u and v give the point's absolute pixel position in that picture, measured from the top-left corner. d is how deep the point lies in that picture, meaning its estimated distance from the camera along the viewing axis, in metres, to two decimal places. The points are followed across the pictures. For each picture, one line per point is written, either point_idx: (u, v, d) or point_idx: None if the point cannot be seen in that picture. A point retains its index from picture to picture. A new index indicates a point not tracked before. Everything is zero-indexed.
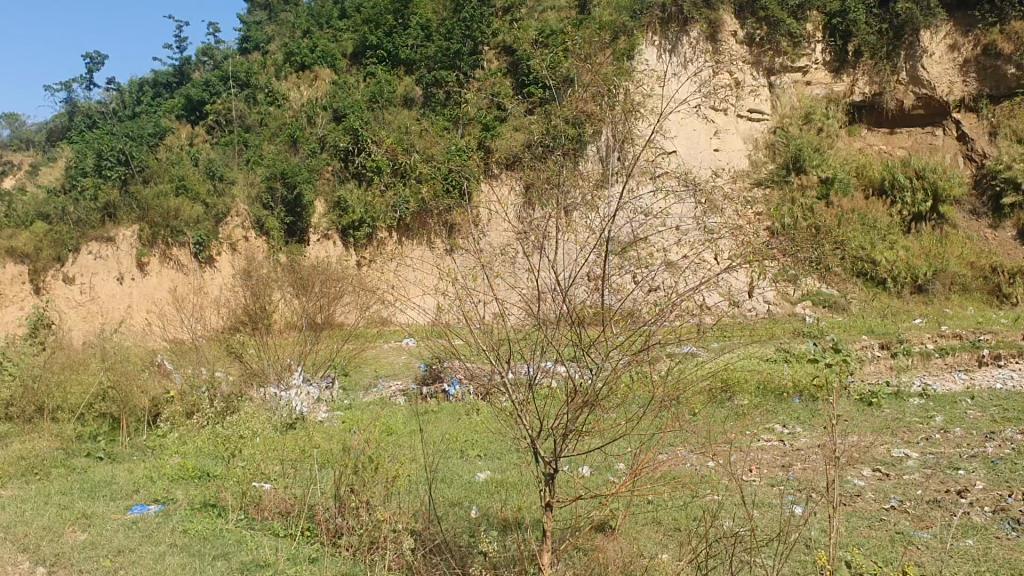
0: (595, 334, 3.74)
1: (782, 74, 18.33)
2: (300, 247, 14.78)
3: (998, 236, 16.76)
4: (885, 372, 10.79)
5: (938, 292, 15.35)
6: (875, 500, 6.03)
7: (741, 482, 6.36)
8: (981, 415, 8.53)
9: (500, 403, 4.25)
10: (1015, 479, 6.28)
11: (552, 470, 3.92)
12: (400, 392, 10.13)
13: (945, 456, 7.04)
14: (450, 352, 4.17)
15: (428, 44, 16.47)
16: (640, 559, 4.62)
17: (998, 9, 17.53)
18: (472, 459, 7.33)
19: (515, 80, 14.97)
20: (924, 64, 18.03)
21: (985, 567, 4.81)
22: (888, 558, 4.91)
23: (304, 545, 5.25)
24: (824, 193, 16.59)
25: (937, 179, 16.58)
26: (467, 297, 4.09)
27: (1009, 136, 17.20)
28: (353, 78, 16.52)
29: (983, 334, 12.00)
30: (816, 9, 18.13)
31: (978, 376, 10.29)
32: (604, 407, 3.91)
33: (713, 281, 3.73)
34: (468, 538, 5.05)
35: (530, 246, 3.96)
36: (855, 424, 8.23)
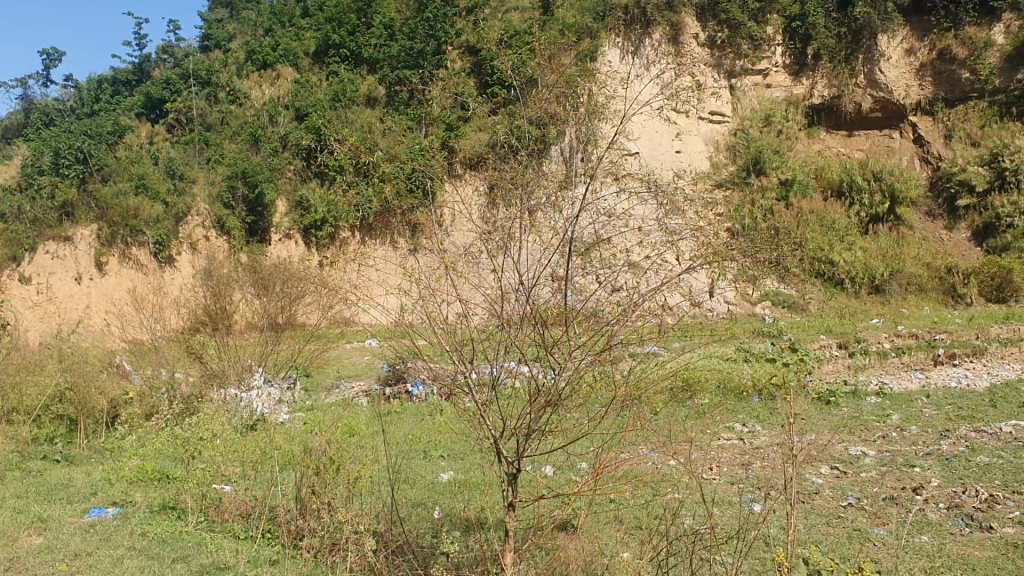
0: (558, 334, 3.75)
1: (743, 77, 18.43)
2: (261, 247, 14.67)
3: (952, 237, 17.13)
4: (843, 371, 10.94)
5: (895, 292, 15.59)
6: (833, 498, 6.11)
7: (700, 481, 6.42)
8: (936, 413, 8.69)
9: (464, 404, 4.25)
10: (969, 476, 6.40)
11: (514, 470, 3.94)
12: (363, 392, 10.09)
13: (902, 454, 7.16)
14: (414, 352, 4.16)
15: (391, 44, 16.37)
16: (601, 557, 4.66)
17: (953, 15, 17.95)
18: (435, 460, 7.33)
19: (479, 80, 14.97)
20: (881, 68, 18.25)
21: (940, 562, 4.90)
22: (845, 554, 4.99)
23: (265, 547, 5.23)
24: (784, 194, 16.76)
25: (894, 181, 16.81)
26: (430, 297, 4.09)
27: (963, 139, 17.65)
28: (315, 77, 16.43)
29: (937, 334, 12.19)
30: (777, 13, 18.32)
31: (934, 376, 10.46)
32: (567, 407, 3.94)
33: (675, 281, 3.77)
34: (430, 539, 5.06)
35: (494, 246, 3.97)
36: (814, 424, 8.31)
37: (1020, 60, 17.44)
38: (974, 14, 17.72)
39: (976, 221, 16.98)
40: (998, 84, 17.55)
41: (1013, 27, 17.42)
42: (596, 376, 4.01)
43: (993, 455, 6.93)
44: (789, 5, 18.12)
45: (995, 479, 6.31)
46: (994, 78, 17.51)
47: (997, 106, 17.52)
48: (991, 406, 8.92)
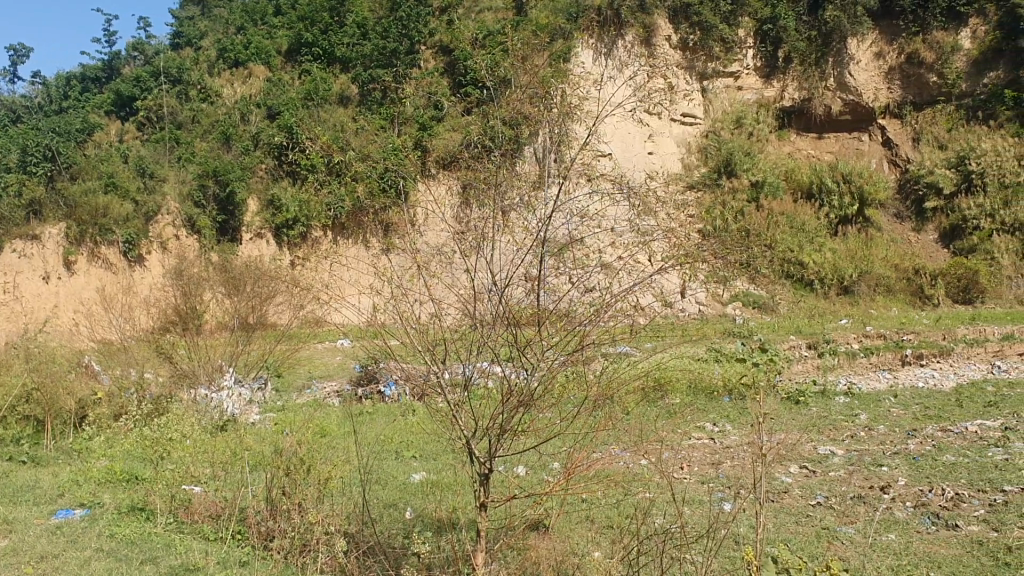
0: (531, 334, 3.77)
1: (714, 79, 18.58)
2: (232, 246, 14.56)
3: (920, 238, 17.34)
4: (812, 371, 11.03)
5: (864, 293, 15.73)
6: (801, 497, 6.17)
7: (672, 480, 6.45)
8: (904, 413, 8.79)
9: (436, 404, 4.24)
10: (935, 475, 6.48)
11: (487, 470, 3.95)
12: (335, 393, 10.05)
13: (869, 453, 7.23)
14: (386, 352, 4.15)
15: (364, 42, 16.30)
16: (573, 557, 4.67)
17: (921, 19, 18.23)
18: (408, 460, 7.31)
19: (453, 79, 14.94)
20: (851, 71, 18.44)
21: (906, 560, 4.96)
22: (814, 553, 5.03)
23: (234, 548, 5.18)
24: (755, 196, 16.89)
25: (863, 184, 16.98)
26: (403, 296, 4.09)
27: (931, 142, 17.88)
28: (288, 76, 16.37)
29: (904, 334, 12.35)
30: (748, 16, 18.37)
31: (901, 376, 10.57)
32: (540, 407, 3.96)
33: (647, 282, 3.80)
34: (402, 539, 5.05)
35: (467, 246, 3.98)
36: (783, 423, 8.38)
37: (986, 65, 17.73)
38: (941, 19, 18.05)
39: (943, 223, 17.21)
40: (965, 88, 17.86)
41: (979, 32, 17.79)
42: (569, 376, 4.03)
43: (959, 454, 7.02)
44: (760, 7, 18.28)
45: (961, 478, 6.38)
46: (961, 82, 17.86)
47: (964, 110, 17.81)
48: (957, 405, 9.03)
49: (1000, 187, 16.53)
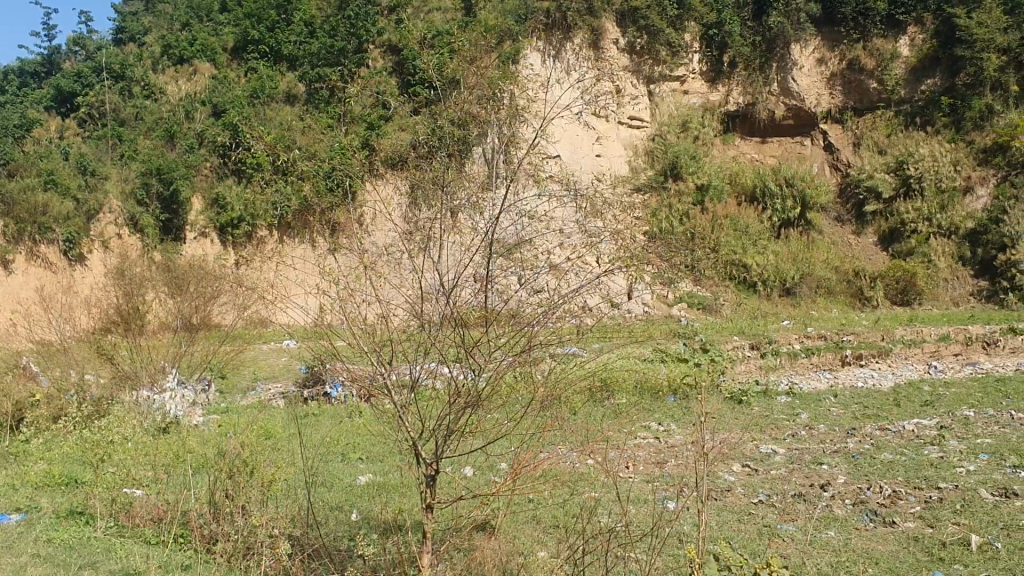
0: (478, 334, 3.78)
1: (661, 83, 18.55)
2: (176, 246, 14.38)
3: (861, 241, 17.72)
4: (755, 371, 11.20)
5: (805, 294, 16.02)
6: (744, 495, 6.27)
7: (618, 479, 6.51)
8: (844, 412, 8.97)
9: (383, 406, 4.22)
10: (874, 473, 6.63)
11: (433, 471, 3.95)
12: (280, 395, 9.95)
13: (810, 452, 7.35)
14: (331, 353, 4.11)
15: (311, 41, 16.20)
16: (518, 557, 4.69)
17: (862, 27, 18.68)
18: (355, 462, 7.27)
19: (401, 79, 14.89)
20: (794, 77, 18.86)
21: (845, 556, 5.07)
22: (756, 550, 5.11)
23: (177, 552, 5.11)
24: (700, 199, 17.06)
25: (805, 188, 17.27)
26: (350, 297, 4.06)
27: (871, 147, 18.26)
28: (234, 74, 16.21)
29: (845, 334, 12.62)
30: (694, 20, 18.52)
31: (841, 376, 10.79)
32: (487, 407, 3.97)
33: (594, 282, 3.85)
34: (346, 542, 5.03)
35: (415, 246, 3.96)
36: (727, 422, 8.51)
37: (923, 72, 18.40)
38: (881, 26, 18.58)
39: (883, 227, 17.63)
40: (903, 94, 18.47)
41: (917, 40, 18.50)
42: (516, 377, 4.05)
43: (897, 452, 7.18)
44: (706, 13, 18.40)
45: (899, 475, 6.54)
46: (900, 88, 18.42)
47: (903, 116, 18.38)
48: (895, 405, 9.24)
49: (937, 191, 17.21)
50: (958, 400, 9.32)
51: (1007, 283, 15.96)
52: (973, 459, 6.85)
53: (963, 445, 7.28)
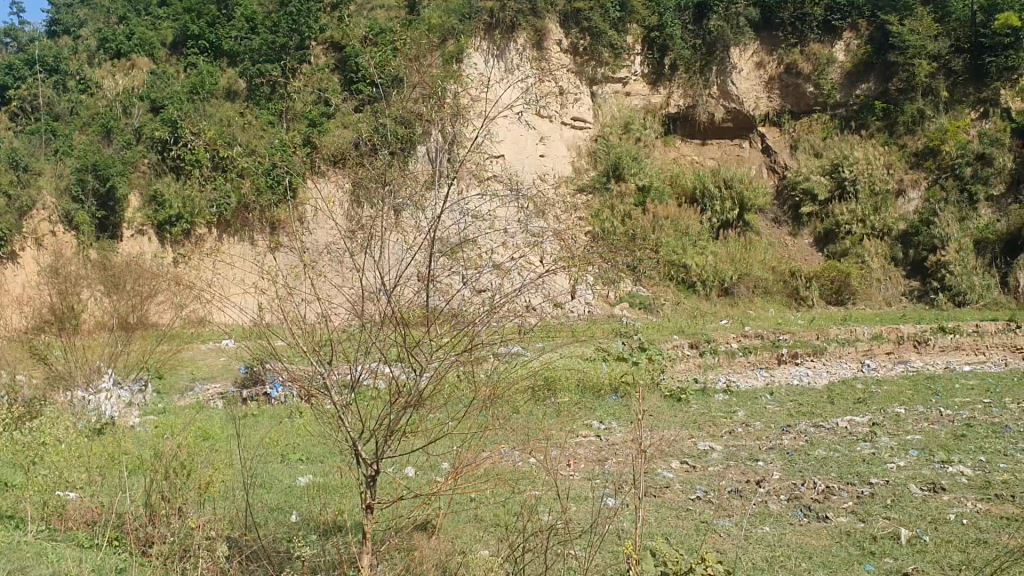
0: (420, 334, 3.80)
1: (603, 85, 18.66)
2: (112, 243, 14.06)
3: (797, 242, 18.08)
4: (694, 369, 11.44)
5: (742, 294, 16.23)
6: (682, 491, 6.36)
7: (559, 477, 6.58)
8: (779, 409, 9.15)
9: (323, 406, 4.19)
10: (808, 469, 6.78)
11: (373, 472, 3.95)
12: (219, 395, 9.83)
13: (746, 448, 7.51)
14: (270, 353, 4.07)
15: (253, 36, 15.87)
16: (458, 555, 4.73)
17: (799, 32, 19.13)
18: (295, 463, 7.22)
19: (343, 75, 14.77)
20: (733, 80, 19.17)
21: (780, 551, 5.17)
22: (693, 546, 5.19)
23: (111, 555, 5.02)
24: (641, 200, 17.12)
25: (743, 190, 17.57)
26: (289, 297, 4.02)
27: (807, 150, 18.63)
28: (173, 69, 15.91)
29: (781, 333, 12.79)
30: (636, 22, 18.65)
31: (777, 375, 11.10)
32: (428, 408, 3.99)
33: (537, 283, 3.91)
34: (285, 544, 5.01)
35: (357, 245, 3.95)
36: (667, 420, 8.64)
37: (858, 77, 18.89)
38: (817, 31, 19.03)
39: (818, 228, 17.98)
40: (839, 98, 18.89)
41: (852, 45, 18.92)
42: (458, 376, 4.07)
43: (829, 448, 7.35)
44: (648, 15, 18.58)
45: (832, 471, 6.69)
46: (835, 92, 18.86)
47: (838, 120, 18.80)
48: (829, 402, 9.44)
49: (871, 194, 17.65)
50: (889, 397, 9.56)
51: (937, 283, 16.50)
52: (904, 456, 7.02)
53: (894, 442, 7.47)
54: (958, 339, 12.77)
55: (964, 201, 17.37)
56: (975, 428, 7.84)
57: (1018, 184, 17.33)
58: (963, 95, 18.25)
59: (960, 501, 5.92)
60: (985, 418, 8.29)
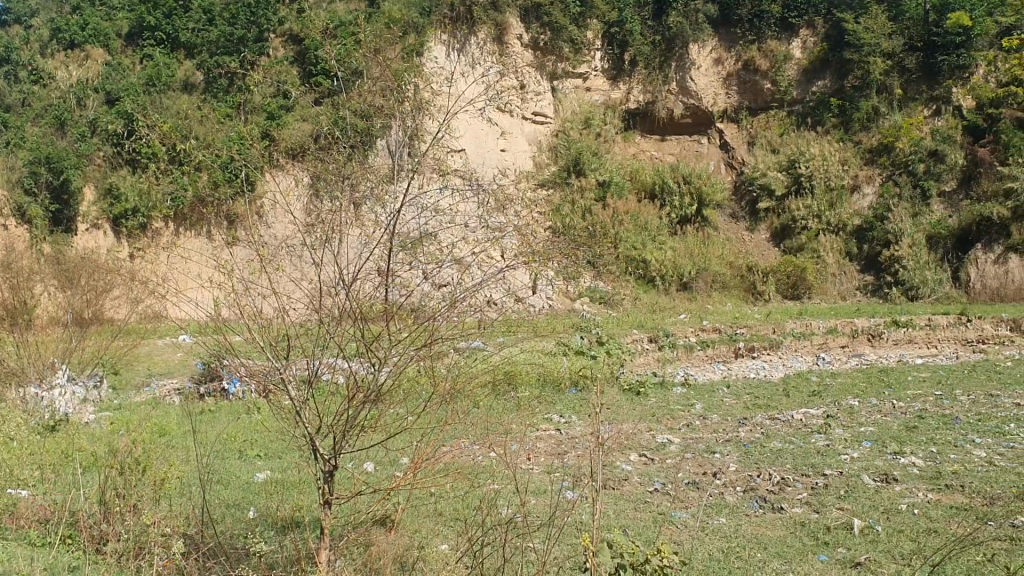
0: (379, 329, 3.80)
1: (564, 79, 18.67)
2: (66, 237, 13.80)
3: (753, 237, 18.27)
4: (653, 363, 11.57)
5: (700, 290, 16.34)
6: (640, 484, 6.41)
7: (519, 471, 6.62)
8: (735, 402, 9.27)
9: (282, 402, 4.16)
10: (764, 461, 6.87)
11: (331, 467, 3.94)
12: (175, 391, 9.74)
13: (703, 441, 7.59)
14: (226, 348, 4.03)
15: (210, 29, 15.71)
16: (416, 550, 4.72)
17: (756, 28, 19.30)
18: (252, 459, 7.16)
19: (302, 68, 14.63)
20: (692, 76, 19.31)
21: (735, 542, 5.23)
22: (650, 538, 5.25)
23: (63, 554, 4.94)
24: (601, 195, 17.19)
25: (701, 185, 17.72)
26: (246, 291, 3.99)
27: (764, 146, 18.86)
28: (128, 60, 15.67)
29: (737, 326, 12.91)
30: (596, 18, 18.69)
31: (734, 368, 11.25)
32: (387, 403, 3.99)
33: (497, 278, 3.91)
34: (242, 540, 4.98)
35: (316, 239, 3.93)
36: (626, 412, 8.72)
37: (815, 74, 19.11)
38: (774, 28, 19.23)
39: (775, 223, 18.20)
40: (796, 95, 19.12)
41: (809, 43, 19.16)
42: (418, 371, 4.07)
43: (785, 440, 7.46)
44: (608, 11, 18.62)
45: (788, 462, 6.79)
46: (792, 89, 19.08)
47: (795, 117, 19.04)
48: (784, 395, 9.58)
49: (826, 190, 17.89)
50: (844, 390, 9.71)
51: (890, 278, 16.79)
52: (857, 447, 7.14)
53: (847, 434, 7.59)
54: (911, 332, 13.02)
55: (918, 196, 17.68)
56: (927, 420, 8.00)
57: (969, 181, 17.74)
58: (916, 92, 18.57)
59: (911, 492, 6.03)
60: (937, 410, 8.46)
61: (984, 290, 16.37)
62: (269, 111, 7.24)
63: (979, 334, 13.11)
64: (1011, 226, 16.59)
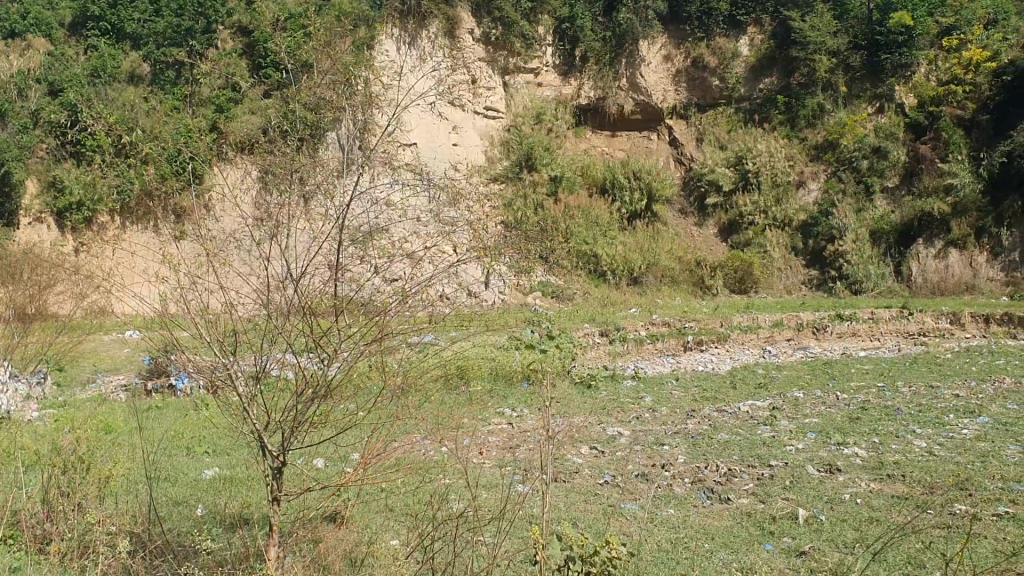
0: (327, 324, 3.78)
1: (515, 74, 18.67)
2: (7, 231, 13.48)
3: (702, 232, 18.45)
4: (604, 357, 11.66)
5: (650, 284, 16.48)
6: (591, 476, 6.48)
7: (469, 465, 6.66)
8: (684, 395, 9.39)
9: (230, 398, 4.12)
10: (710, 452, 6.97)
11: (280, 464, 3.92)
12: (122, 387, 9.60)
13: (652, 433, 7.69)
14: (172, 343, 3.97)
15: (157, 19, 15.50)
16: (366, 545, 4.71)
17: (705, 26, 19.50)
18: (199, 456, 7.09)
19: (252, 61, 14.35)
20: (642, 73, 19.44)
21: (683, 533, 5.32)
22: (599, 529, 5.30)
23: (3, 554, 4.83)
24: (553, 190, 17.22)
25: (651, 181, 17.87)
26: (191, 286, 3.94)
27: (712, 142, 19.06)
28: (72, 50, 15.30)
29: (686, 320, 13.00)
30: (547, 13, 18.73)
31: (682, 361, 11.41)
32: (336, 398, 3.97)
33: (447, 272, 3.93)
34: (189, 538, 4.94)
35: (265, 234, 3.90)
36: (577, 407, 8.76)
37: (762, 71, 19.37)
38: (723, 25, 19.41)
39: (723, 219, 18.39)
40: (743, 92, 19.32)
41: (756, 40, 19.42)
42: (369, 366, 4.07)
43: (731, 432, 7.58)
44: (559, 7, 18.69)
45: (734, 454, 6.90)
46: (740, 86, 19.31)
47: (742, 113, 19.28)
48: (732, 387, 9.74)
49: (773, 185, 18.17)
50: (788, 381, 9.93)
51: (835, 272, 17.11)
52: (802, 439, 7.27)
53: (792, 425, 7.73)
54: (855, 325, 13.31)
55: (861, 192, 18.08)
56: (869, 412, 8.17)
57: (911, 177, 18.11)
58: (860, 90, 18.92)
59: (854, 482, 6.17)
60: (878, 401, 8.66)
61: (925, 284, 16.73)
62: (217, 107, 7.16)
63: (920, 327, 13.42)
64: (951, 221, 17.01)
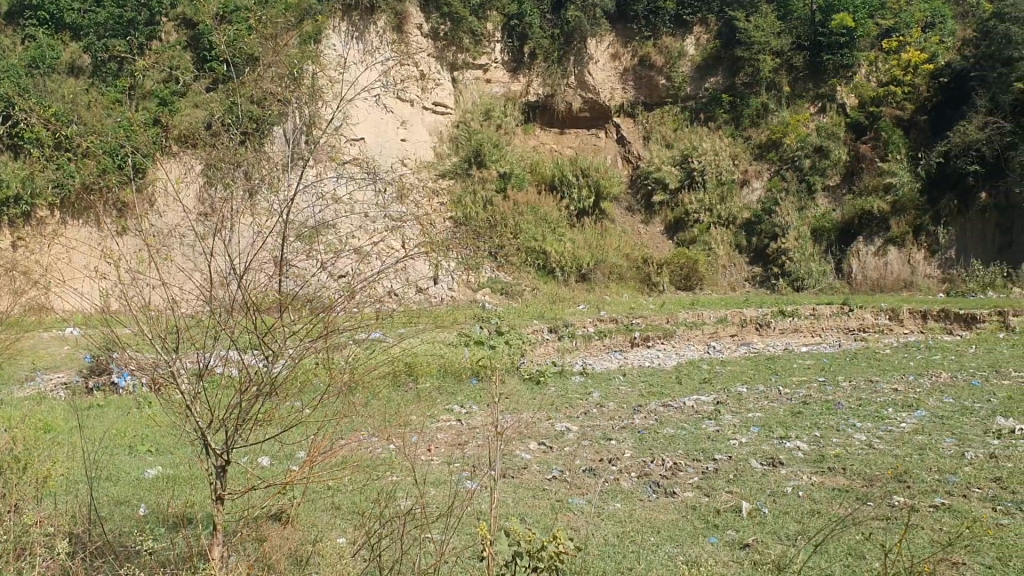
0: (272, 321, 3.74)
1: (464, 71, 18.65)
2: None
3: (649, 229, 18.61)
4: (552, 353, 11.71)
5: (598, 280, 16.55)
6: (539, 472, 6.50)
7: (417, 462, 6.64)
8: (631, 390, 9.48)
9: (173, 396, 4.05)
10: (656, 447, 7.04)
11: (224, 462, 3.87)
12: (62, 385, 9.49)
13: (600, 428, 7.75)
14: (113, 341, 3.90)
15: (98, 10, 15.23)
16: (312, 544, 4.68)
17: (652, 25, 19.75)
18: (141, 455, 6.98)
19: (196, 53, 14.12)
20: (590, 71, 19.56)
21: (630, 527, 5.37)
22: (547, 524, 5.34)
23: None
24: (502, 187, 17.24)
25: (599, 178, 17.97)
26: (133, 282, 3.87)
27: (659, 140, 19.20)
28: (8, 40, 14.88)
29: (633, 316, 13.12)
30: (496, 10, 18.77)
31: (630, 357, 11.50)
32: (280, 395, 3.93)
33: (394, 268, 3.92)
34: (131, 537, 4.88)
35: (208, 228, 3.84)
36: (524, 403, 8.79)
37: (707, 70, 19.62)
38: (669, 25, 19.70)
39: (669, 216, 18.57)
40: (689, 91, 19.56)
41: (702, 40, 19.68)
42: (315, 363, 4.03)
43: (677, 426, 7.68)
44: (507, 4, 18.73)
45: (679, 448, 6.98)
46: (686, 85, 19.54)
47: (688, 112, 19.48)
48: (677, 382, 9.90)
49: (717, 184, 18.38)
50: (733, 376, 10.09)
51: (778, 269, 17.39)
52: (746, 433, 7.40)
53: (736, 420, 7.85)
54: (797, 322, 13.56)
55: (803, 190, 18.31)
56: (811, 406, 8.34)
57: (852, 176, 18.43)
58: (803, 90, 19.24)
59: (796, 474, 6.29)
60: (819, 396, 8.82)
61: (865, 280, 17.10)
62: (160, 99, 7.05)
63: (860, 323, 13.70)
64: (890, 220, 17.39)
